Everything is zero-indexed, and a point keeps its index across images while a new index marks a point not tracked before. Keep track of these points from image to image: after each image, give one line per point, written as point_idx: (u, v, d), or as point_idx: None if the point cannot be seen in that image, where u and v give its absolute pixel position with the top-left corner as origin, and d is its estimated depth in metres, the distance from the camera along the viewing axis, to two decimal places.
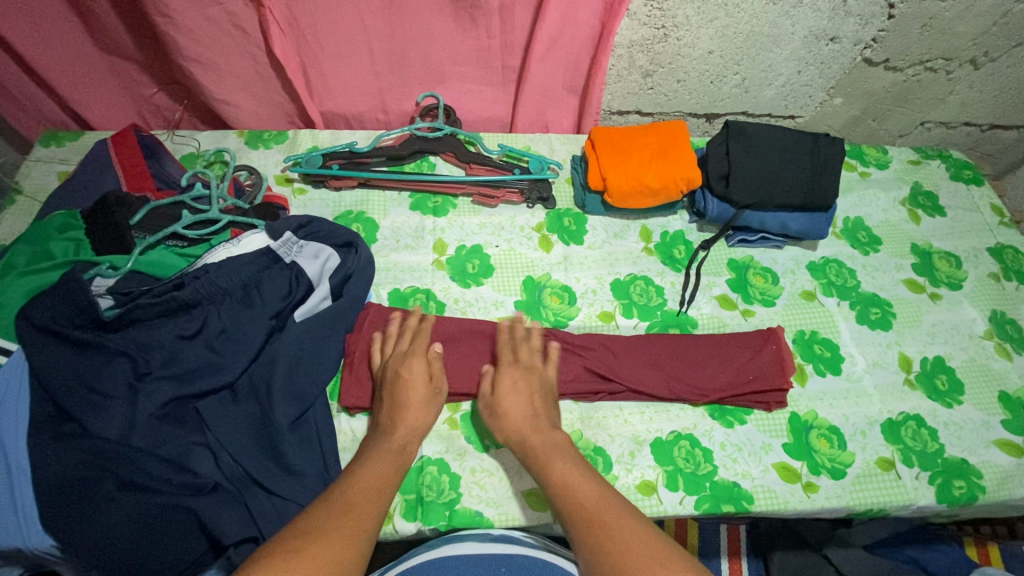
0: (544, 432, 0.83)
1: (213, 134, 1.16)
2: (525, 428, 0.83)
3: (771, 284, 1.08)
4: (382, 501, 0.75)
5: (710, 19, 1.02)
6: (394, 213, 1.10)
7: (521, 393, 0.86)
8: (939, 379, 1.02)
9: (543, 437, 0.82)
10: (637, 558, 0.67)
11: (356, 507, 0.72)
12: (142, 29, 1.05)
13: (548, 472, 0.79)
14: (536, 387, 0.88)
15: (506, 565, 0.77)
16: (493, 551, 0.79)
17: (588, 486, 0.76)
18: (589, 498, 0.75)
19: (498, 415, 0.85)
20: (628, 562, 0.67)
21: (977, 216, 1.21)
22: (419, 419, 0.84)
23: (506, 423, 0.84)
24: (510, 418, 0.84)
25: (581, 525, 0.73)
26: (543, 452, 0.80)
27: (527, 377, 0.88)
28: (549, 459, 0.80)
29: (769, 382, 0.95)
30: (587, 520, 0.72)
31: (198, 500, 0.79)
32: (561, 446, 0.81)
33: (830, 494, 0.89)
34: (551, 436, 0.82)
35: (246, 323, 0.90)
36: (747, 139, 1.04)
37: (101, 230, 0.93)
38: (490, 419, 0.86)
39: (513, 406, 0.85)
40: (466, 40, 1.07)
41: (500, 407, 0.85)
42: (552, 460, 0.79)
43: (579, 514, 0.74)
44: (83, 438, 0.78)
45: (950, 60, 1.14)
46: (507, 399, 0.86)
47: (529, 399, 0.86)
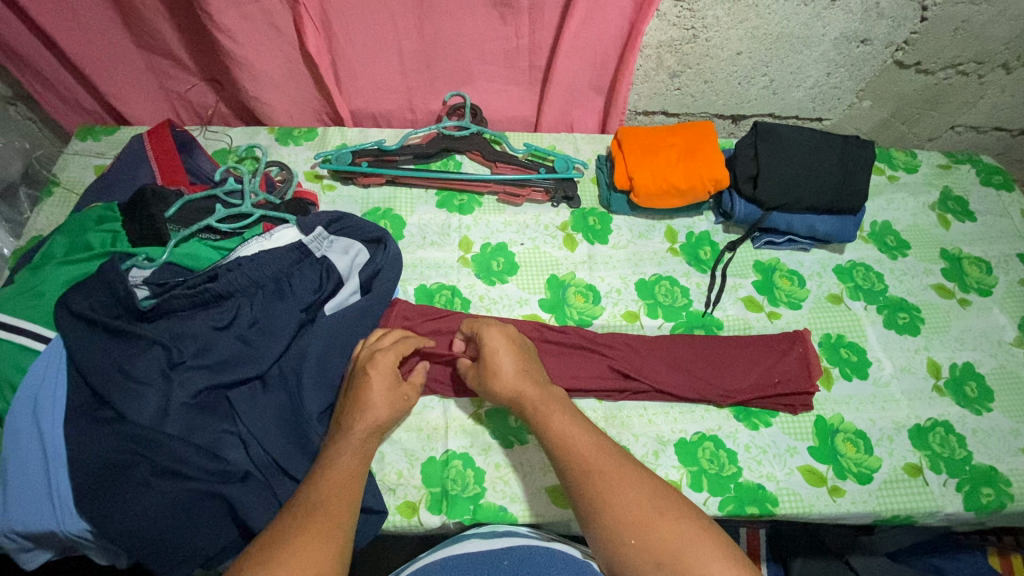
0: (539, 386, 0.82)
1: (244, 130, 1.18)
2: (518, 384, 0.82)
3: (798, 287, 1.07)
4: (352, 497, 0.71)
5: (740, 20, 1.01)
6: (421, 210, 1.11)
7: (502, 354, 0.84)
8: (968, 386, 1.00)
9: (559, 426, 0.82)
10: (638, 509, 0.68)
11: (323, 506, 0.68)
12: (180, 26, 1.07)
13: (548, 425, 0.78)
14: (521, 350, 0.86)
15: (508, 558, 0.76)
16: (495, 545, 0.78)
17: (585, 437, 0.76)
18: (587, 450, 0.75)
19: (492, 376, 0.83)
20: (629, 513, 0.68)
21: (1008, 222, 1.19)
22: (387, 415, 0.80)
23: (501, 381, 0.82)
24: (506, 375, 0.83)
25: (581, 478, 0.72)
26: (542, 403, 0.80)
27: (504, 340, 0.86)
28: (548, 411, 0.79)
29: (795, 384, 0.94)
30: (586, 474, 0.72)
31: (230, 487, 0.80)
32: (560, 399, 0.81)
33: (856, 499, 0.89)
34: (547, 390, 0.82)
35: (277, 314, 0.92)
36: (775, 140, 1.03)
37: (137, 222, 0.95)
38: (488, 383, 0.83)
39: (505, 363, 0.83)
40: (495, 39, 1.08)
41: (491, 366, 0.83)
42: (551, 411, 0.79)
43: (577, 465, 0.73)
44: (119, 425, 0.79)
45: (983, 64, 1.13)
46: (497, 358, 0.84)
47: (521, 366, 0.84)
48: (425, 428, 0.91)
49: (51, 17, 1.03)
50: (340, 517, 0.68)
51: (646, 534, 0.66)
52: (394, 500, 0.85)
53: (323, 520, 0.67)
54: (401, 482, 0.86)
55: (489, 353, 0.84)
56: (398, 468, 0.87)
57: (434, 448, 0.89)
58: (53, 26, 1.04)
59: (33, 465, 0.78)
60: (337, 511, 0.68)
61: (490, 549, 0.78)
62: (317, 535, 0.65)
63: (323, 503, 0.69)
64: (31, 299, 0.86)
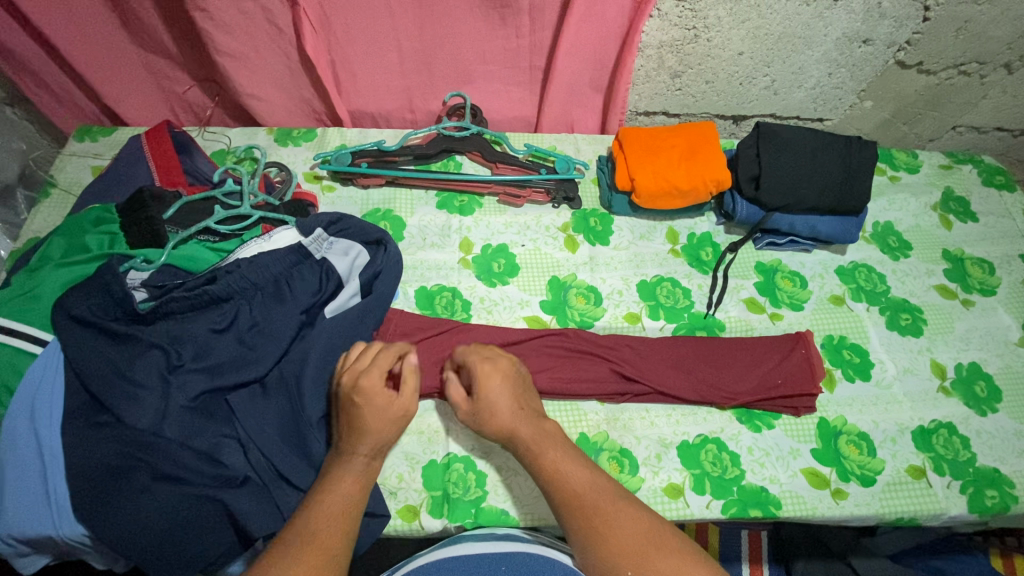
0: (532, 423, 0.81)
1: (243, 131, 1.17)
2: (512, 421, 0.80)
3: (800, 288, 1.07)
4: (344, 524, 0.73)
5: (741, 20, 1.01)
6: (421, 211, 1.10)
7: (499, 389, 0.82)
8: (976, 385, 1.00)
9: (552, 428, 0.81)
10: (636, 541, 0.69)
11: (319, 537, 0.70)
12: (178, 26, 1.06)
13: (541, 461, 0.77)
14: (515, 379, 0.84)
15: (506, 564, 0.76)
16: (492, 550, 0.78)
17: (581, 472, 0.76)
18: (583, 485, 0.75)
19: (485, 415, 0.81)
20: (629, 546, 0.69)
21: (1010, 222, 1.19)
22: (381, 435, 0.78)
23: (496, 420, 0.80)
24: (501, 415, 0.80)
25: (578, 514, 0.73)
26: (534, 441, 0.79)
27: (498, 372, 0.83)
28: (540, 447, 0.78)
29: (798, 387, 0.94)
30: (581, 509, 0.73)
31: (229, 492, 0.79)
32: (552, 433, 0.80)
33: (860, 501, 0.88)
34: (538, 426, 0.80)
35: (277, 318, 0.91)
36: (777, 141, 1.03)
37: (135, 223, 0.94)
38: (481, 421, 0.81)
39: (498, 399, 0.81)
40: (495, 39, 1.08)
41: (484, 406, 0.81)
42: (543, 448, 0.78)
43: (574, 502, 0.74)
44: (116, 428, 0.79)
45: (985, 64, 1.12)
46: (490, 394, 0.81)
47: (516, 400, 0.82)
48: (426, 431, 0.90)
49: (47, 17, 1.02)
50: (334, 549, 0.69)
51: (644, 567, 0.67)
52: (395, 504, 0.84)
53: (317, 554, 0.68)
54: (402, 485, 0.86)
55: (481, 393, 0.82)
56: (398, 472, 0.87)
57: (435, 451, 0.89)
58: (50, 27, 1.03)
59: (30, 469, 0.77)
60: (331, 541, 0.70)
61: (487, 555, 0.77)
62: (309, 569, 0.66)
63: (321, 533, 0.70)
64: (28, 302, 0.85)
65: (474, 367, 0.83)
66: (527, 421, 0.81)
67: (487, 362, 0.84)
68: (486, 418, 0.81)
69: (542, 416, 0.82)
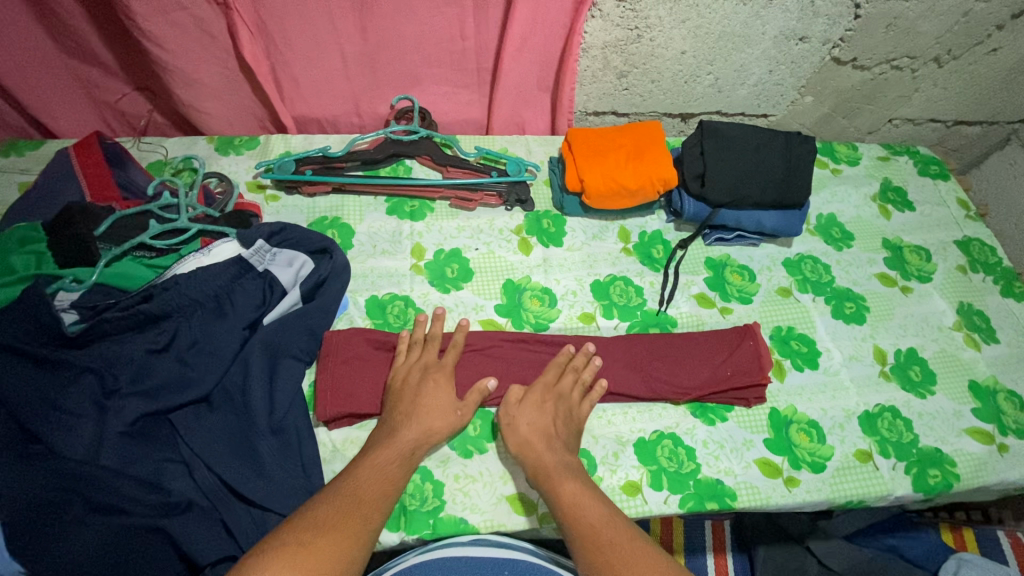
0: (557, 453, 0.84)
1: (181, 140, 1.13)
2: (541, 450, 0.83)
3: (748, 282, 1.09)
4: (386, 498, 0.77)
5: (682, 19, 1.03)
6: (371, 218, 1.08)
7: (545, 412, 0.87)
8: (912, 370, 1.04)
9: (572, 463, 0.83)
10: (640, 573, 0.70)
11: (361, 500, 0.74)
12: (107, 32, 1.02)
13: (558, 492, 0.79)
14: (562, 414, 0.88)
15: (508, 569, 0.81)
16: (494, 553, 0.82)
17: (594, 505, 0.77)
18: (598, 518, 0.76)
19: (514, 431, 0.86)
20: None
21: (945, 210, 1.24)
22: (435, 426, 0.84)
23: (515, 434, 0.86)
24: (521, 431, 0.85)
25: (588, 546, 0.74)
26: (556, 470, 0.81)
27: (556, 400, 0.89)
28: (559, 478, 0.80)
29: (748, 378, 0.95)
30: (594, 543, 0.74)
31: (172, 520, 0.76)
32: (573, 469, 0.82)
33: (811, 488, 0.91)
34: (564, 458, 0.83)
35: (220, 334, 0.88)
36: (721, 138, 1.05)
37: (62, 243, 0.89)
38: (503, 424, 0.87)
39: (532, 424, 0.86)
40: (438, 41, 1.07)
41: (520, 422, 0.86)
42: (562, 479, 0.80)
43: (585, 534, 0.75)
44: (48, 460, 0.75)
45: (915, 59, 1.17)
46: (529, 415, 0.87)
47: (547, 426, 0.86)
48: None
49: None
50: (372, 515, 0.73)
51: None
52: None
53: (359, 513, 0.73)
54: None
55: (521, 413, 0.87)
56: None
57: None
58: None
59: None
60: (373, 508, 0.74)
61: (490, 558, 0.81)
62: (348, 524, 0.71)
63: (365, 505, 0.74)
64: None
65: (542, 388, 0.90)
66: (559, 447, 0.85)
67: (556, 392, 0.90)
68: (508, 426, 0.87)
69: (568, 450, 0.85)
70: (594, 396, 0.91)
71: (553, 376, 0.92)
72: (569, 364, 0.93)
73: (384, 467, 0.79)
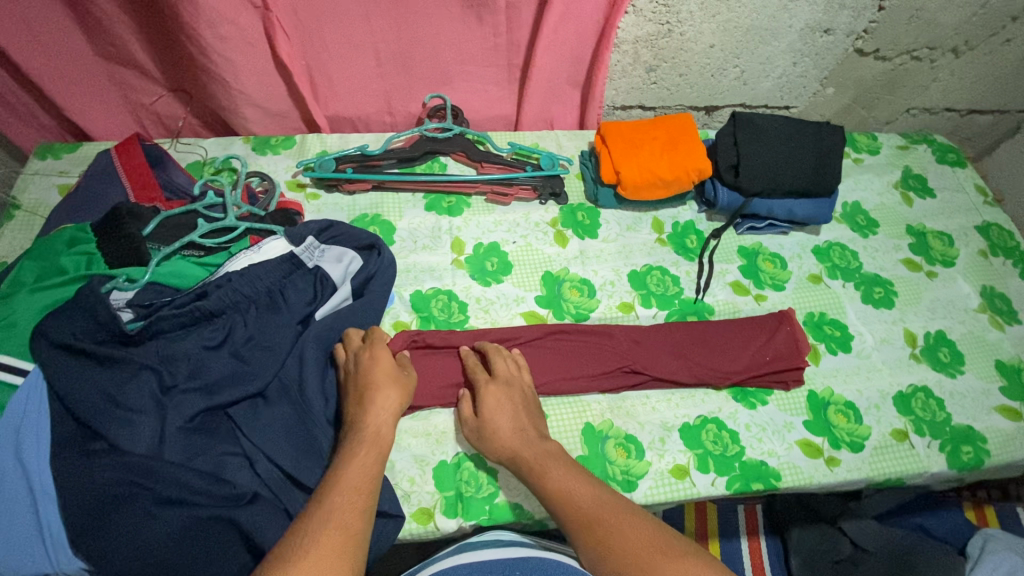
0: (534, 445, 0.82)
1: (218, 140, 1.14)
2: (515, 443, 0.82)
3: (780, 269, 1.11)
4: (366, 505, 0.71)
5: (712, 14, 1.05)
6: (410, 214, 1.10)
7: (507, 404, 0.85)
8: (941, 352, 1.07)
9: (553, 449, 0.82)
10: (640, 548, 0.69)
11: (337, 518, 0.68)
12: (145, 34, 1.03)
13: (545, 481, 0.78)
14: (519, 400, 0.87)
15: (518, 569, 0.75)
16: (505, 555, 0.78)
17: (583, 487, 0.77)
18: (586, 500, 0.76)
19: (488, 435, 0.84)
20: (633, 554, 0.69)
21: (964, 196, 1.27)
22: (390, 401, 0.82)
23: (498, 442, 0.83)
24: (502, 434, 0.83)
25: (581, 527, 0.74)
26: (537, 461, 0.80)
27: (508, 390, 0.87)
28: (544, 467, 0.79)
29: (786, 362, 0.98)
30: (585, 523, 0.74)
31: (239, 511, 0.77)
32: (555, 454, 0.81)
33: (851, 467, 0.93)
34: (542, 447, 0.82)
35: (273, 329, 0.89)
36: (753, 129, 1.07)
37: (112, 241, 0.90)
38: (483, 440, 0.84)
39: (500, 422, 0.84)
40: (472, 39, 1.08)
41: (487, 425, 0.84)
42: (546, 468, 0.79)
43: (576, 517, 0.74)
44: (112, 456, 0.75)
45: (934, 49, 1.20)
46: (495, 417, 0.84)
47: (513, 414, 0.85)
48: (433, 433, 0.90)
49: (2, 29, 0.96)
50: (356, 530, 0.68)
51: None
52: (409, 507, 0.84)
53: (338, 533, 0.67)
54: (414, 488, 0.85)
55: (487, 414, 0.84)
56: (410, 475, 0.86)
57: (445, 452, 0.89)
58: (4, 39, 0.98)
59: (18, 505, 0.73)
60: (352, 521, 0.68)
61: (501, 559, 0.77)
62: (331, 550, 0.65)
63: (341, 511, 0.69)
64: (3, 331, 0.81)
65: (485, 386, 0.87)
66: (530, 437, 0.83)
67: (493, 383, 0.87)
68: (489, 437, 0.84)
69: (544, 437, 0.84)
70: (524, 369, 0.91)
71: (482, 373, 0.89)
72: (491, 348, 0.92)
73: (354, 476, 0.73)
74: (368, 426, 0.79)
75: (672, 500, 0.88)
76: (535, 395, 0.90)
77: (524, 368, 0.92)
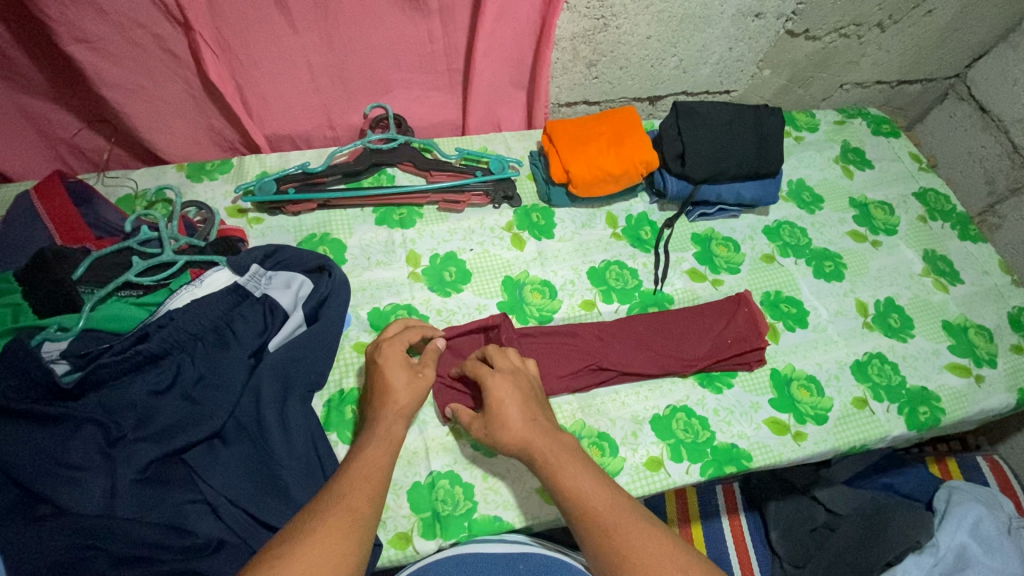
0: (549, 436, 0.79)
1: (148, 171, 1.08)
2: (528, 436, 0.78)
3: (734, 253, 1.13)
4: (375, 491, 0.71)
5: (646, 6, 1.05)
6: (360, 230, 1.07)
7: (516, 398, 0.81)
8: (891, 318, 1.11)
9: (569, 441, 0.79)
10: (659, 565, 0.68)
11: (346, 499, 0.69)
12: (55, 63, 0.96)
13: (559, 478, 0.75)
14: (527, 392, 0.83)
15: (524, 562, 0.83)
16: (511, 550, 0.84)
17: (600, 491, 0.74)
18: (604, 504, 0.73)
19: (499, 427, 0.79)
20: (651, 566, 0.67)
21: (900, 164, 1.32)
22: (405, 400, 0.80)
23: (508, 433, 0.78)
24: (513, 427, 0.78)
25: (596, 532, 0.71)
26: (553, 454, 0.77)
27: (514, 380, 0.83)
28: (559, 462, 0.76)
29: (747, 344, 1.00)
30: (601, 527, 0.71)
31: (204, 561, 0.73)
32: (571, 447, 0.78)
33: (817, 439, 0.96)
34: (558, 439, 0.79)
35: (223, 366, 0.85)
36: (695, 117, 1.08)
37: (39, 291, 0.84)
38: (493, 434, 0.79)
39: (511, 414, 0.79)
40: (409, 46, 1.05)
41: (496, 421, 0.79)
42: (561, 462, 0.76)
43: (594, 522, 0.71)
44: (62, 519, 0.69)
45: (861, 26, 1.23)
46: (505, 409, 0.80)
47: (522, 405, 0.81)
48: (404, 454, 0.88)
49: None
50: (363, 515, 0.68)
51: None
52: (385, 534, 0.81)
53: (344, 517, 0.67)
54: (389, 514, 0.83)
55: (493, 404, 0.80)
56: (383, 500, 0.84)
57: (417, 472, 0.87)
58: None
59: None
60: (359, 505, 0.69)
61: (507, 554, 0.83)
62: (338, 534, 0.65)
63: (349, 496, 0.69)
64: None
65: (490, 376, 0.82)
66: (549, 428, 0.80)
67: (499, 373, 0.83)
68: (500, 432, 0.79)
69: (558, 429, 0.81)
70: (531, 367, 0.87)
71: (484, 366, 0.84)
72: (497, 352, 0.87)
73: (372, 463, 0.74)
74: (382, 423, 0.78)
75: (650, 493, 0.89)
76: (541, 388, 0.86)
77: (526, 360, 0.89)
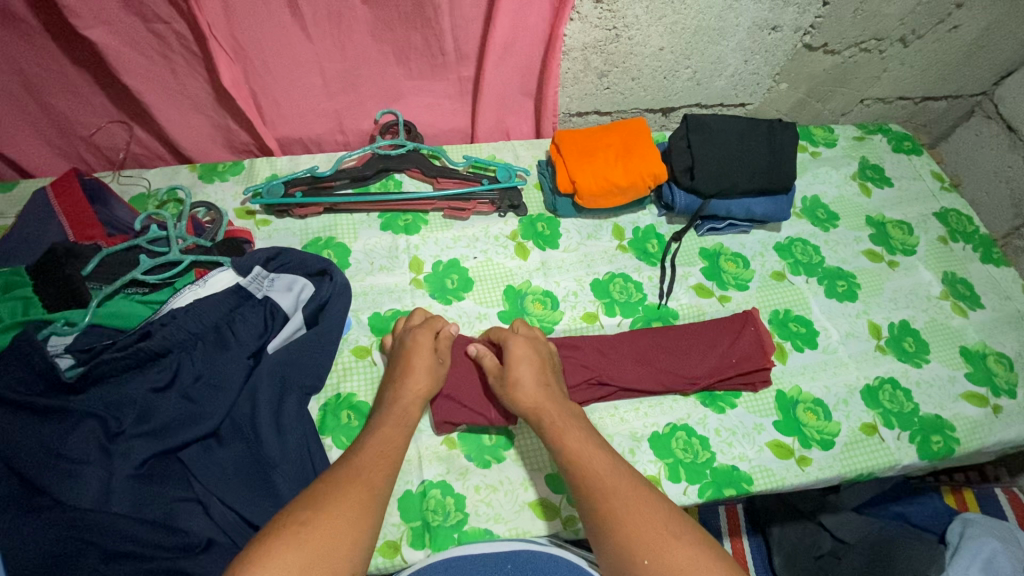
0: (559, 402, 0.82)
1: (162, 171, 1.11)
2: (539, 397, 0.82)
3: (743, 269, 1.11)
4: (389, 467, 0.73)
5: (659, 17, 1.04)
6: (365, 235, 1.07)
7: (530, 363, 0.85)
8: (906, 342, 1.07)
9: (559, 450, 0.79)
10: (653, 527, 0.67)
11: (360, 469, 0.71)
12: (73, 63, 0.99)
13: (564, 442, 0.77)
14: (544, 358, 0.88)
15: (512, 562, 0.79)
16: (498, 548, 0.80)
17: (600, 459, 0.75)
18: (605, 471, 0.73)
19: (512, 387, 0.83)
20: (648, 533, 0.66)
21: (921, 183, 1.28)
22: (421, 384, 0.84)
23: (521, 393, 0.82)
24: (527, 388, 0.83)
25: (595, 497, 0.71)
26: (559, 420, 0.80)
27: (534, 346, 0.89)
28: (566, 429, 0.79)
29: (753, 363, 0.96)
30: (600, 491, 0.71)
31: (192, 561, 0.73)
32: (575, 417, 0.81)
33: (822, 465, 0.93)
34: (566, 407, 0.82)
35: (223, 365, 0.86)
36: (706, 131, 1.07)
37: (50, 285, 0.86)
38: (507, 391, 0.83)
39: (524, 375, 0.84)
40: (419, 54, 1.06)
41: (512, 374, 0.84)
42: (568, 428, 0.79)
43: (594, 485, 0.72)
44: (57, 513, 0.70)
45: (882, 40, 1.20)
46: (520, 368, 0.84)
47: (537, 368, 0.85)
48: None
49: None
50: (376, 485, 0.70)
51: (660, 558, 0.64)
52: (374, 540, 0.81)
53: (364, 482, 0.69)
54: None
55: (512, 362, 0.85)
56: None
57: (410, 481, 0.86)
58: None
59: None
60: (373, 478, 0.71)
61: (495, 552, 0.80)
62: (356, 491, 0.68)
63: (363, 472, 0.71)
64: None
65: (513, 338, 0.88)
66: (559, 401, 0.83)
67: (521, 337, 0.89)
68: (513, 391, 0.83)
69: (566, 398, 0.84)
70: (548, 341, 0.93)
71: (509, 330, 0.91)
72: (521, 322, 0.94)
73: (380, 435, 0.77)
74: (399, 403, 0.82)
75: None
76: (557, 362, 0.92)
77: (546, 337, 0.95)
